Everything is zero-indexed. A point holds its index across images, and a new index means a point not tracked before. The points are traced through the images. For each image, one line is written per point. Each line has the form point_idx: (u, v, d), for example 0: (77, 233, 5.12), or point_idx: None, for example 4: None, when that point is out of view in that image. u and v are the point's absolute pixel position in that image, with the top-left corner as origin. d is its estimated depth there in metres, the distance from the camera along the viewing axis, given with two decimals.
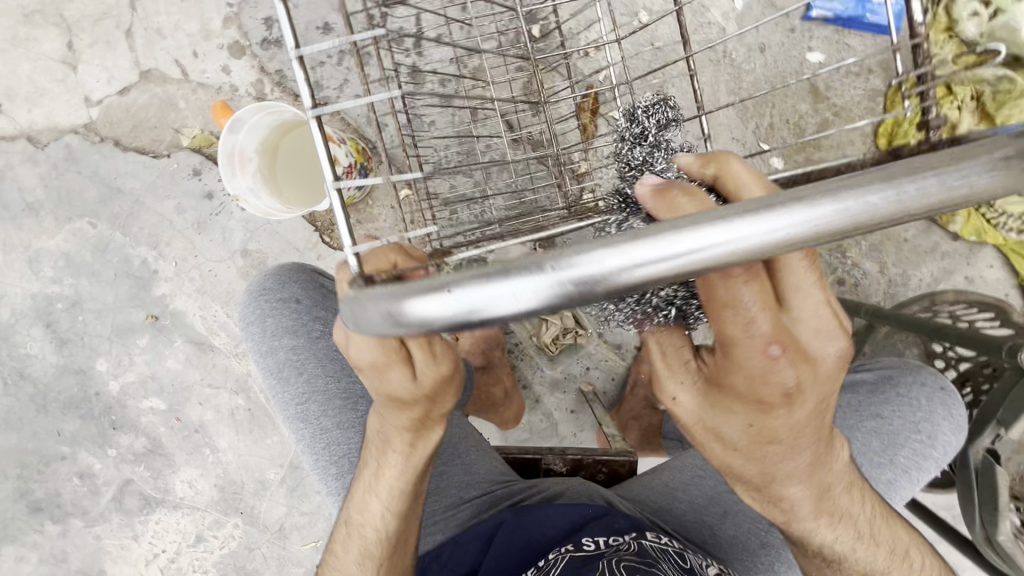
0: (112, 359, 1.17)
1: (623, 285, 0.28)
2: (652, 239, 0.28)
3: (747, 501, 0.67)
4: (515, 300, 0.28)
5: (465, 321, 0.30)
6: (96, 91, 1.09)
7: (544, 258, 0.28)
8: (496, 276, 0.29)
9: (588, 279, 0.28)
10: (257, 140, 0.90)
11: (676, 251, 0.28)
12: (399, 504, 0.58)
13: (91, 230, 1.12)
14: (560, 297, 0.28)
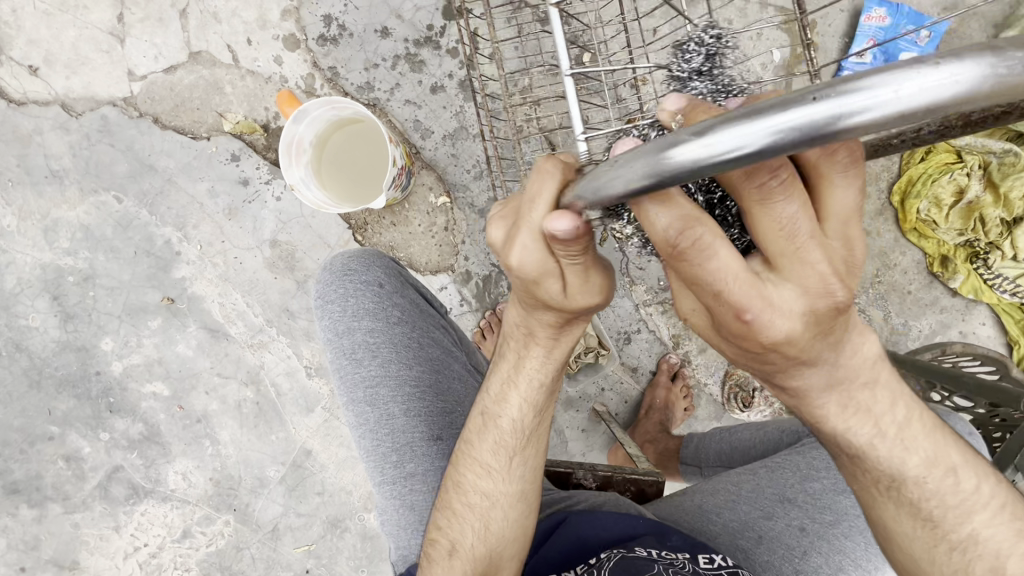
0: (119, 338, 1.13)
1: (858, 129, 0.25)
2: (912, 75, 0.24)
3: (781, 529, 0.69)
4: (761, 140, 0.25)
5: (719, 168, 0.26)
6: (142, 67, 1.08)
7: (795, 94, 0.24)
8: (747, 119, 0.25)
9: (838, 111, 0.24)
10: (314, 133, 0.90)
11: (937, 95, 0.24)
12: (536, 395, 0.61)
13: (116, 204, 1.10)
14: (814, 133, 0.25)
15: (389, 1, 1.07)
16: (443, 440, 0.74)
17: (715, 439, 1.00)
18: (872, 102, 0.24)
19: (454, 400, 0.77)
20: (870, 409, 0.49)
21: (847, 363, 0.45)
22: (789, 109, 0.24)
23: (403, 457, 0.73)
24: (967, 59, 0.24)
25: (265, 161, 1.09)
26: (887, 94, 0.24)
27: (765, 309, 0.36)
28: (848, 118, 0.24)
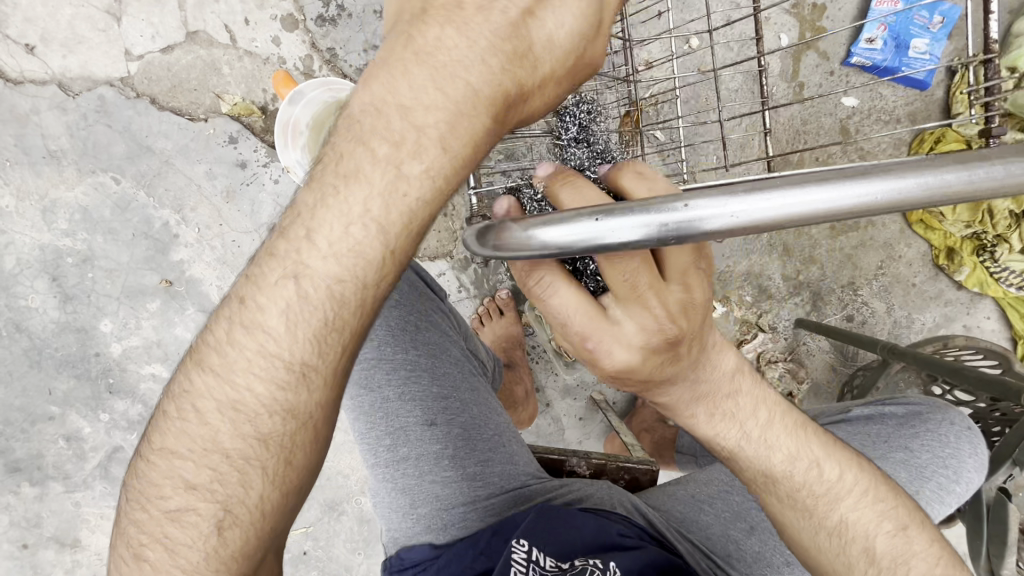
0: (118, 320, 1.13)
1: (700, 233, 0.30)
2: (753, 199, 0.30)
3: (774, 519, 0.68)
4: (617, 235, 0.31)
5: (589, 246, 0.31)
6: (138, 46, 1.06)
7: (651, 204, 0.31)
8: (624, 213, 0.31)
9: (677, 222, 0.30)
10: (311, 115, 0.89)
11: (772, 215, 0.30)
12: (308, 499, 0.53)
13: (113, 185, 1.09)
14: (660, 236, 0.31)
15: None
16: (437, 426, 0.70)
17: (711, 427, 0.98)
18: (708, 214, 0.30)
19: (449, 385, 0.72)
20: (733, 415, 0.50)
21: (712, 380, 0.48)
22: (637, 217, 0.31)
23: (393, 442, 0.69)
24: (795, 189, 0.30)
25: (264, 144, 1.09)
26: (713, 212, 0.30)
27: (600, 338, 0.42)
28: (695, 226, 0.30)
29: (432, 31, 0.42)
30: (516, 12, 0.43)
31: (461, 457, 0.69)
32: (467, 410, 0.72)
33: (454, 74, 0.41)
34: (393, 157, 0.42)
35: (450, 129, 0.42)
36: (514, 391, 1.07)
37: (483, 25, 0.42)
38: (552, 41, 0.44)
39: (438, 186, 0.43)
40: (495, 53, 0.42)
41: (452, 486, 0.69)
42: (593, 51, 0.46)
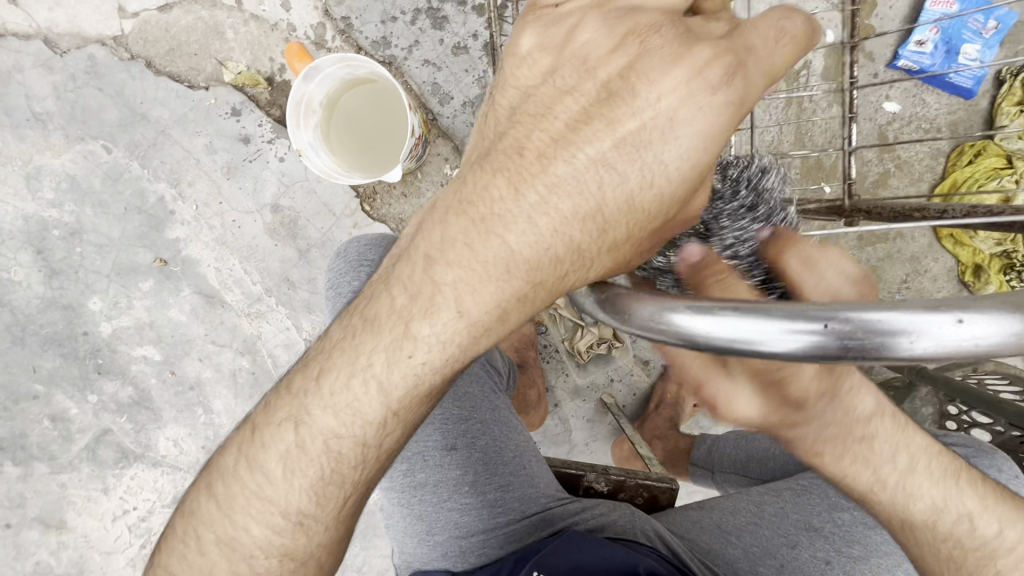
0: (108, 298, 1.07)
1: (889, 354, 0.26)
2: (946, 317, 0.25)
3: (806, 559, 0.65)
4: (776, 344, 0.27)
5: (729, 346, 0.28)
6: (134, 3, 0.97)
7: (822, 308, 0.27)
8: (785, 318, 0.27)
9: (877, 329, 0.26)
10: (325, 92, 0.82)
11: (977, 340, 0.25)
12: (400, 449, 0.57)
13: (104, 154, 1.01)
14: (830, 349, 0.27)
15: None
16: (457, 450, 0.66)
17: (730, 441, 0.96)
18: (920, 335, 0.25)
19: (469, 406, 0.69)
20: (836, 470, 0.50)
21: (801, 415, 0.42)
22: (824, 322, 0.26)
23: (410, 466, 0.66)
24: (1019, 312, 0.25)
25: (269, 118, 1.01)
26: (977, 332, 0.25)
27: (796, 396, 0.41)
28: (884, 344, 0.26)
29: (485, 180, 0.40)
30: (587, 155, 0.37)
31: (482, 483, 0.66)
32: (488, 433, 0.68)
33: (492, 230, 0.39)
34: (409, 309, 0.41)
35: (471, 290, 0.39)
36: (526, 394, 1.03)
37: (542, 178, 0.38)
38: (629, 197, 0.37)
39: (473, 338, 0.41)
40: (690, 61, 0.36)
41: (471, 513, 0.65)
42: (682, 209, 0.39)
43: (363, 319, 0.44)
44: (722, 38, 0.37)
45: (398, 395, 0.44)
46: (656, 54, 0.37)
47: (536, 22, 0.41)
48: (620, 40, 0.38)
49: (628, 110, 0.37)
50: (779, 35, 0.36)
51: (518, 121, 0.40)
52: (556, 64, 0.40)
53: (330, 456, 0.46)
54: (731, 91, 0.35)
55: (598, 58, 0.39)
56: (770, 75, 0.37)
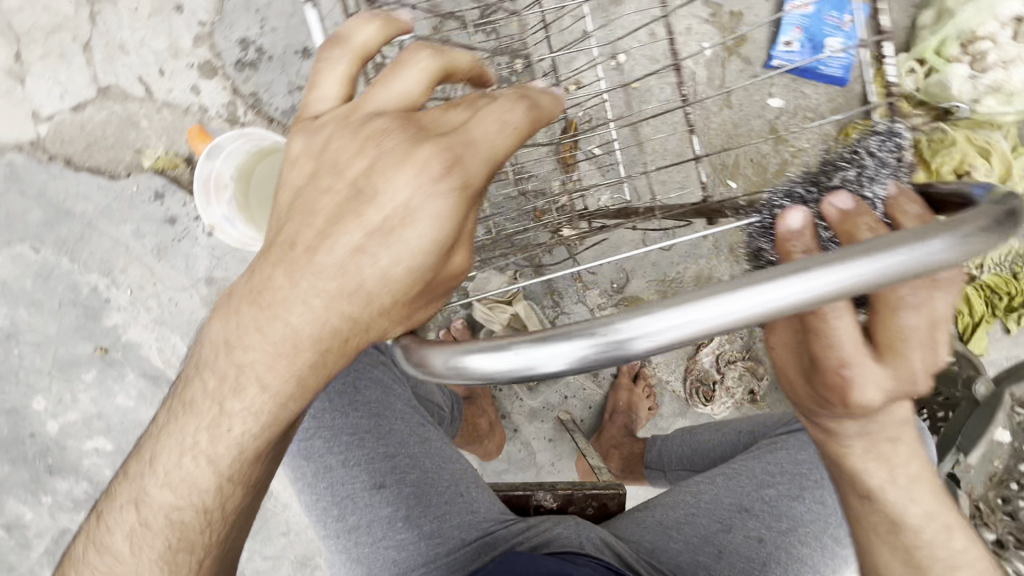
0: (52, 396, 1.07)
1: (640, 352, 0.28)
2: (678, 313, 0.27)
3: (741, 541, 0.70)
4: (550, 365, 0.29)
5: (516, 376, 0.30)
6: (46, 107, 1.01)
7: (574, 327, 0.28)
8: (549, 341, 0.29)
9: (631, 334, 0.28)
10: (235, 165, 0.84)
11: (711, 325, 0.27)
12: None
13: (32, 255, 1.03)
14: (594, 360, 0.28)
15: (308, 20, 1.03)
16: (386, 488, 0.67)
17: (677, 441, 0.99)
18: (654, 331, 0.27)
19: (396, 442, 0.70)
20: None
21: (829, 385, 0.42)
22: (578, 336, 0.28)
23: (343, 511, 0.67)
24: (749, 292, 0.27)
25: (192, 196, 1.04)
26: (703, 318, 0.27)
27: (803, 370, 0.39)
28: (633, 346, 0.28)
29: (265, 270, 0.39)
30: (343, 248, 0.36)
31: (416, 516, 0.67)
32: (418, 466, 0.70)
33: (272, 313, 0.38)
34: (218, 392, 0.42)
35: (268, 369, 0.39)
36: (478, 423, 1.04)
37: (309, 267, 0.37)
38: (382, 274, 0.36)
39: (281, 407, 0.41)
40: (426, 160, 0.36)
41: (409, 547, 0.66)
42: (443, 269, 0.37)
43: (185, 401, 0.44)
44: (450, 132, 0.37)
45: (227, 463, 0.43)
46: (391, 154, 0.37)
47: (300, 127, 0.41)
48: (361, 142, 0.38)
49: (373, 203, 0.37)
50: (501, 127, 0.37)
51: (290, 211, 0.39)
52: (317, 167, 0.39)
53: (173, 528, 0.46)
54: (454, 181, 0.36)
55: (348, 157, 0.38)
56: (493, 158, 0.37)
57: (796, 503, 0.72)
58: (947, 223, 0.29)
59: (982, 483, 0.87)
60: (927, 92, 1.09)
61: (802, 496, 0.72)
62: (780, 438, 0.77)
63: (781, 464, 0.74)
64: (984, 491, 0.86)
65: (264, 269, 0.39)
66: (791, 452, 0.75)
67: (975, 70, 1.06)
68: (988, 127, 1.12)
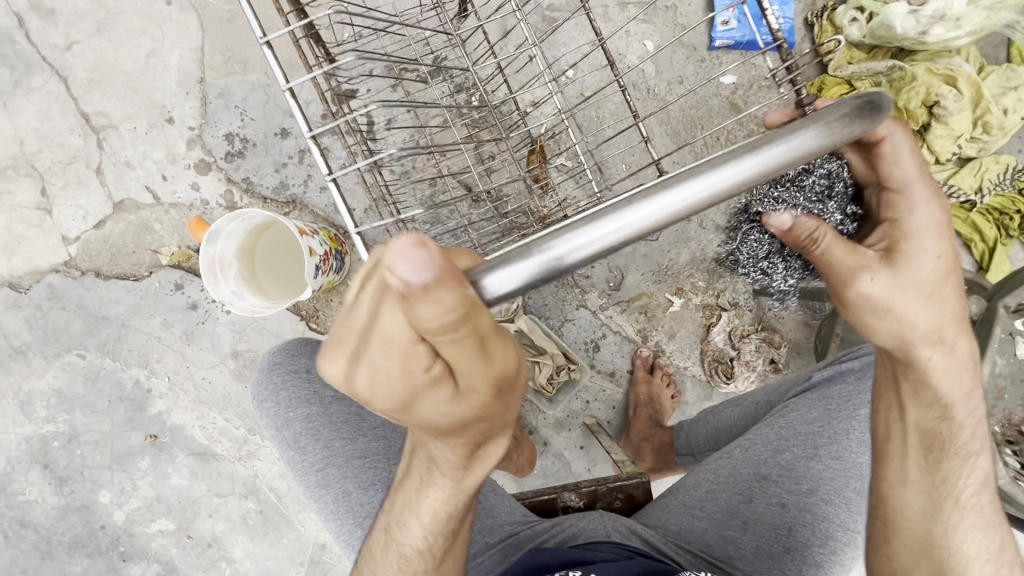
0: (115, 488, 1.16)
1: (585, 257, 0.34)
2: (608, 222, 0.34)
3: (763, 510, 0.74)
4: (511, 282, 0.34)
5: (497, 299, 0.35)
6: (73, 229, 1.14)
7: (529, 246, 0.34)
8: (516, 259, 0.34)
9: (574, 248, 0.33)
10: (235, 246, 0.94)
11: (634, 227, 0.34)
12: (444, 524, 0.57)
13: (80, 361, 1.14)
14: (552, 271, 0.34)
15: (280, 104, 1.14)
16: None
17: (702, 424, 1.01)
18: (596, 234, 0.34)
19: None
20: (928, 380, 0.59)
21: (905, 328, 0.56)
22: (536, 254, 0.34)
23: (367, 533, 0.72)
24: (665, 195, 0.34)
25: None
26: (631, 220, 0.34)
27: (901, 207, 0.55)
28: (581, 247, 0.34)
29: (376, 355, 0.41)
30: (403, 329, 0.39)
31: None
32: None
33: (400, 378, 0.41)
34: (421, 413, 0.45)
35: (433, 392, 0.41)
36: (503, 436, 1.07)
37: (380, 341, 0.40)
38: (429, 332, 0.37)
39: (367, 359, 0.41)
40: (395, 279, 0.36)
41: None
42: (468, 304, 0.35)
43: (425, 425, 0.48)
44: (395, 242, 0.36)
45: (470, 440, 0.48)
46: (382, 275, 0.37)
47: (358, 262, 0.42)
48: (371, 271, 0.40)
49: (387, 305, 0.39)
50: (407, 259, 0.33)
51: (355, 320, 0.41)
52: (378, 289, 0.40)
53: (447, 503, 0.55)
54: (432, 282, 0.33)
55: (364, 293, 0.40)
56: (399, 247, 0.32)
57: (812, 463, 0.74)
58: (820, 117, 0.37)
59: (1020, 407, 0.84)
60: (872, 36, 1.12)
61: (818, 455, 0.74)
62: (790, 402, 0.79)
63: (793, 427, 0.76)
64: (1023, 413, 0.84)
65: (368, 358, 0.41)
66: (803, 414, 0.77)
67: (913, 5, 1.07)
68: (948, 54, 1.12)
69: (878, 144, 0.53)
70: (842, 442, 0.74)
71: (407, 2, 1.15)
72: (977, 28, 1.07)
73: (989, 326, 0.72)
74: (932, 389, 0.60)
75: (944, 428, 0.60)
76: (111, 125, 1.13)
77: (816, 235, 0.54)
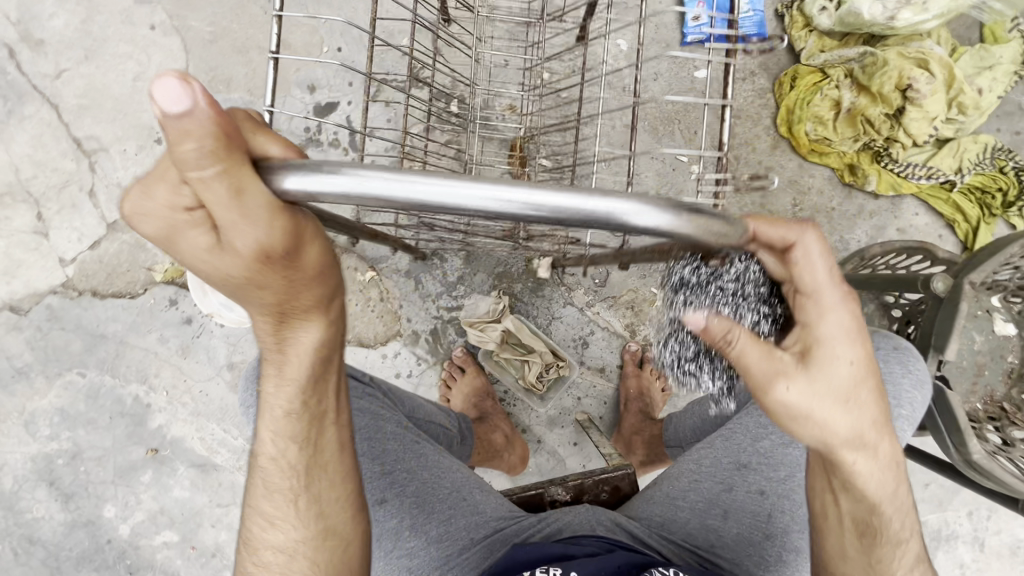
0: (119, 502, 1.18)
1: (476, 205, 0.36)
2: (514, 191, 0.36)
3: (743, 498, 0.75)
4: (411, 193, 0.36)
5: (386, 200, 0.36)
6: (69, 251, 1.17)
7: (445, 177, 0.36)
8: (430, 179, 0.36)
9: (377, 194, 0.36)
10: None
11: (534, 202, 0.37)
12: (288, 422, 0.56)
13: (81, 379, 1.17)
14: (446, 200, 0.36)
15: (264, 119, 1.17)
16: (387, 501, 0.73)
17: (690, 416, 1.01)
18: (500, 192, 0.36)
19: (392, 459, 0.76)
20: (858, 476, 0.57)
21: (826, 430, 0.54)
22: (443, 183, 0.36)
23: None
24: (577, 194, 0.37)
25: None
26: (534, 199, 0.36)
27: (813, 312, 0.53)
28: (480, 198, 0.36)
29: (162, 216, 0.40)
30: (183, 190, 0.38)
31: (422, 523, 0.73)
32: (416, 476, 0.76)
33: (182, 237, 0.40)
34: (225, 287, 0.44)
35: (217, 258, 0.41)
36: (493, 440, 1.10)
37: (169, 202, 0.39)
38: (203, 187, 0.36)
39: (144, 187, 0.39)
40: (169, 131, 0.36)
41: (420, 553, 0.72)
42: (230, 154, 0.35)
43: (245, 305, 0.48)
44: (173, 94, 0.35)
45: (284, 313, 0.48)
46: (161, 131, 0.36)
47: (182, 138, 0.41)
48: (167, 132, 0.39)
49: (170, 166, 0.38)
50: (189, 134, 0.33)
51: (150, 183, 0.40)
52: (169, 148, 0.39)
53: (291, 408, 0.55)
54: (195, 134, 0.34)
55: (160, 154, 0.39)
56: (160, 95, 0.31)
57: (790, 450, 0.75)
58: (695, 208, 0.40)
59: (1002, 383, 0.84)
60: (843, 24, 1.13)
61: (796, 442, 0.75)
62: None
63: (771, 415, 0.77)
64: (1005, 390, 0.84)
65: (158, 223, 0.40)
66: None
67: None
68: (918, 38, 1.13)
69: (790, 249, 0.52)
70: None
71: (383, 13, 1.17)
72: (945, 10, 1.08)
73: (956, 304, 0.72)
74: (859, 487, 0.58)
75: (873, 519, 0.59)
76: (102, 149, 1.17)
77: (730, 334, 0.50)
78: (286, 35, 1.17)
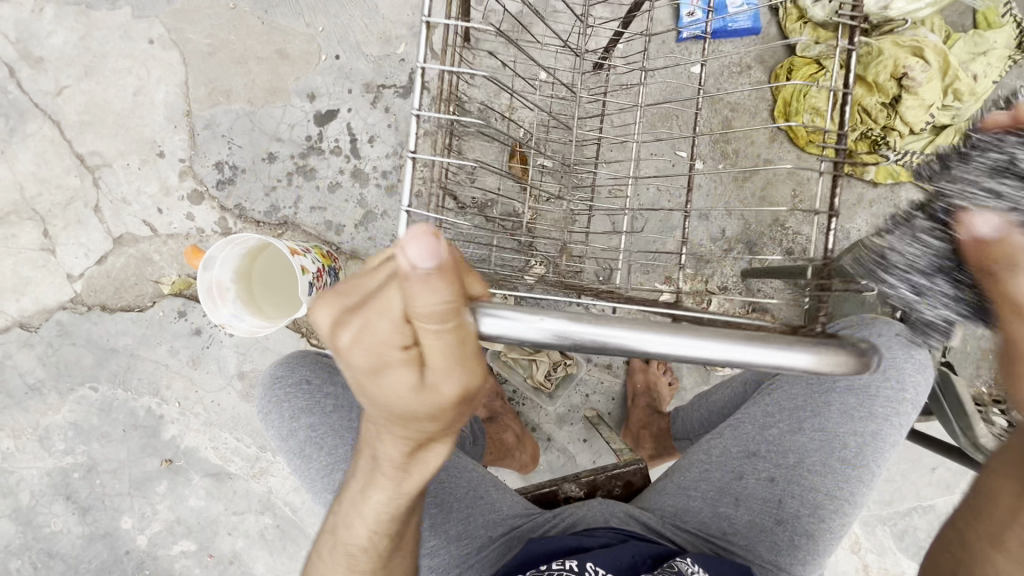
0: (135, 513, 1.19)
1: (596, 346, 0.36)
2: (647, 336, 0.36)
3: (753, 484, 0.76)
4: (540, 334, 0.36)
5: (519, 339, 0.36)
6: (76, 267, 1.18)
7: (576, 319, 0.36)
8: (563, 320, 0.36)
9: (584, 339, 0.36)
10: (231, 271, 0.98)
11: (667, 348, 0.36)
12: (390, 525, 0.53)
13: (93, 393, 1.18)
14: (569, 340, 0.36)
15: (265, 129, 1.17)
16: None
17: (696, 408, 1.03)
18: (628, 335, 0.36)
19: None
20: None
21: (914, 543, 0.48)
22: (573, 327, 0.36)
23: None
24: (711, 339, 0.36)
25: None
26: (672, 343, 0.36)
27: None
28: (602, 339, 0.36)
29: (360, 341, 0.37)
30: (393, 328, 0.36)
31: (442, 522, 0.74)
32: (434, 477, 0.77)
33: (374, 375, 0.37)
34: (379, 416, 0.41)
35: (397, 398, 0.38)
36: (504, 439, 1.11)
37: (369, 338, 0.36)
38: (433, 344, 0.35)
39: (358, 318, 0.36)
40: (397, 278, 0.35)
41: (441, 553, 0.73)
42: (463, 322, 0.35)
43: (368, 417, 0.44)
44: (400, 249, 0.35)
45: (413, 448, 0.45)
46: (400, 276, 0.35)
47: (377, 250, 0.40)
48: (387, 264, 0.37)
49: (378, 303, 0.36)
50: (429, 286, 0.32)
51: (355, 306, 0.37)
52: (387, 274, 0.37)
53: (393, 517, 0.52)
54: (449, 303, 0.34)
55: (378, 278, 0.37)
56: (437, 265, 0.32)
57: (798, 436, 0.76)
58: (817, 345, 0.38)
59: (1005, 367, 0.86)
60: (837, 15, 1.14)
61: (803, 428, 0.76)
62: (775, 380, 0.81)
63: (779, 404, 0.79)
64: None
65: (351, 338, 0.37)
66: (787, 389, 0.79)
67: None
68: (912, 27, 1.14)
69: None
70: (825, 416, 0.76)
71: (379, 19, 1.17)
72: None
73: None
74: None
75: None
76: (105, 164, 1.17)
77: None
78: (285, 45, 1.17)
